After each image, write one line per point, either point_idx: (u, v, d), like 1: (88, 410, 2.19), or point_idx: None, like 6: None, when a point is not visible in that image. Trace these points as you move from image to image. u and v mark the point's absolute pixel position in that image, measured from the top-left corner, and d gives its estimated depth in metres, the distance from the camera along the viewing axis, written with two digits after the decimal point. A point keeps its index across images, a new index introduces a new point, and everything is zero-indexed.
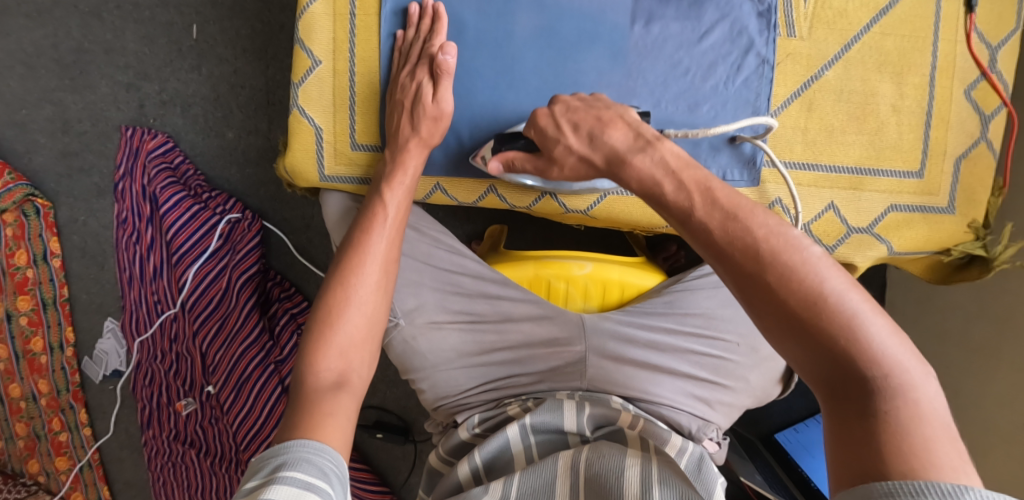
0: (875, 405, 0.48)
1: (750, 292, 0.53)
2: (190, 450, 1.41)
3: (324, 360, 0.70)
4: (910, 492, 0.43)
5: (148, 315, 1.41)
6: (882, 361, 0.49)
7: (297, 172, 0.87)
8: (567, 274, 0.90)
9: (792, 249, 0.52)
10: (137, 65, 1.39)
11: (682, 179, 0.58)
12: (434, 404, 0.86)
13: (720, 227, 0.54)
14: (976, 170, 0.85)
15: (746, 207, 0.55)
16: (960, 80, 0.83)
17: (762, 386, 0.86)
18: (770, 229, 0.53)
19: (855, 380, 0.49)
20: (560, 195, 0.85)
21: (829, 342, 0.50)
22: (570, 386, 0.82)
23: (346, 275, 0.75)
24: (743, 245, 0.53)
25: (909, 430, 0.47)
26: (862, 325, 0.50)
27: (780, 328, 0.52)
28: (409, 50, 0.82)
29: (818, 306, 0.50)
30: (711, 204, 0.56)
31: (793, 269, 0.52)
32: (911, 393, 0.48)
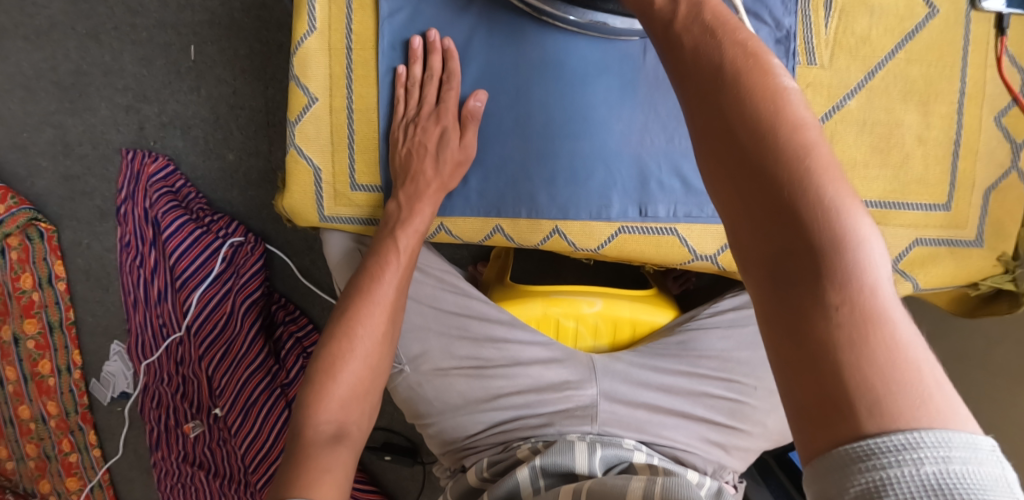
0: (825, 291, 0.38)
1: (696, 121, 0.43)
2: (199, 472, 1.40)
3: (324, 411, 0.67)
4: (859, 452, 0.34)
5: (153, 339, 1.40)
6: (842, 230, 0.38)
7: (296, 212, 0.83)
8: (577, 313, 0.86)
9: (757, 72, 0.42)
10: (136, 87, 1.37)
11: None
12: (442, 448, 0.85)
13: (690, 43, 0.45)
14: (1005, 202, 0.81)
15: (731, 25, 0.45)
16: (989, 108, 0.79)
17: (780, 429, 0.82)
18: (743, 48, 0.43)
19: (803, 253, 0.39)
20: (570, 233, 0.80)
21: (779, 194, 0.40)
22: (580, 429, 0.77)
23: (351, 321, 0.72)
24: (706, 63, 0.43)
25: (863, 327, 0.36)
26: (821, 178, 0.39)
27: (723, 172, 0.42)
28: (416, 87, 0.79)
29: (770, 146, 0.40)
30: (694, 17, 0.46)
31: (751, 91, 0.42)
32: (874, 280, 0.38)
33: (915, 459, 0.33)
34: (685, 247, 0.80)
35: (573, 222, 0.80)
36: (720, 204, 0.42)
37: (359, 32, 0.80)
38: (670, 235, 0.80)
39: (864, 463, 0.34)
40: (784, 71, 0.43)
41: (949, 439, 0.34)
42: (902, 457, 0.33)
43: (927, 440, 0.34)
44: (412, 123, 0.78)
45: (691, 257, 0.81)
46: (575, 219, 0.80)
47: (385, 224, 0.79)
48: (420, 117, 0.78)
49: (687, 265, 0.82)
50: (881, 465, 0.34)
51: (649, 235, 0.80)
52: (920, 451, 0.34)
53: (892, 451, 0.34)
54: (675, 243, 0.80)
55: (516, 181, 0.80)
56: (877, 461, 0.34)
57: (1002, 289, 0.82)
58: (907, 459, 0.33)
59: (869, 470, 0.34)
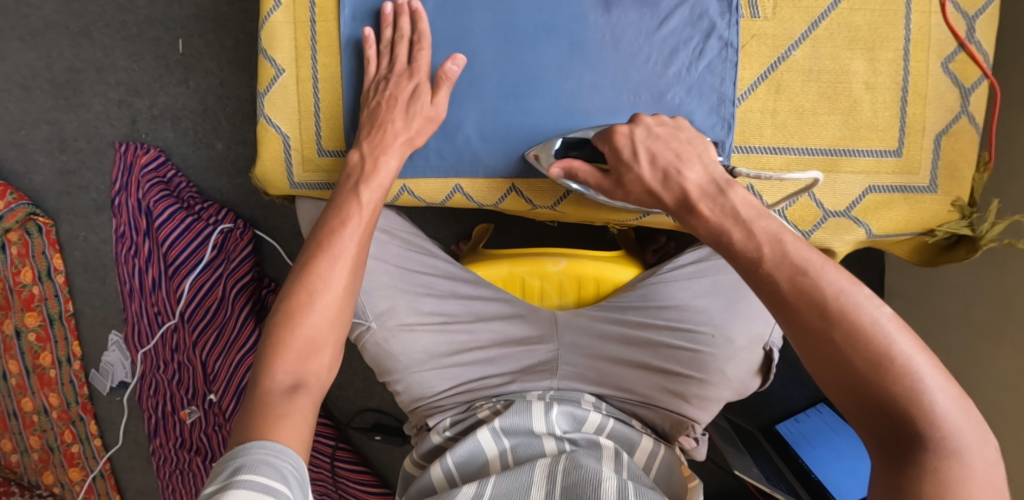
0: (926, 460, 0.49)
1: (811, 345, 0.54)
2: (196, 457, 1.43)
3: (282, 362, 0.68)
4: None
5: (149, 327, 1.44)
6: (945, 424, 0.50)
7: (268, 180, 0.88)
8: (541, 272, 0.89)
9: (860, 307, 0.53)
10: (128, 81, 1.42)
11: (752, 232, 0.59)
12: (410, 406, 0.87)
13: (787, 280, 0.55)
14: (957, 146, 0.82)
15: (819, 264, 0.55)
16: (936, 53, 0.80)
17: (740, 379, 0.82)
18: (839, 287, 0.54)
19: (912, 439, 0.50)
20: (524, 191, 0.84)
21: (890, 400, 0.51)
22: (541, 385, 0.84)
23: (313, 275, 0.72)
24: (810, 300, 0.54)
25: (959, 493, 0.48)
26: (925, 387, 0.50)
27: (837, 380, 0.53)
28: (387, 49, 0.81)
29: (884, 370, 0.51)
30: (780, 259, 0.56)
31: (861, 324, 0.52)
32: (970, 460, 0.49)
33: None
34: (636, 201, 0.83)
35: (528, 181, 0.84)
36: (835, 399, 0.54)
37: (322, 4, 0.83)
38: None
39: None
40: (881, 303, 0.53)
41: None
42: None
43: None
44: (384, 85, 0.80)
45: (644, 213, 0.84)
46: (529, 177, 0.84)
47: (348, 178, 0.80)
48: (394, 78, 0.80)
49: (643, 220, 0.85)
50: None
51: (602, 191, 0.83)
52: None
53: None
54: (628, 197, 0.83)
55: (472, 147, 0.83)
56: None
57: (960, 234, 0.83)
58: None
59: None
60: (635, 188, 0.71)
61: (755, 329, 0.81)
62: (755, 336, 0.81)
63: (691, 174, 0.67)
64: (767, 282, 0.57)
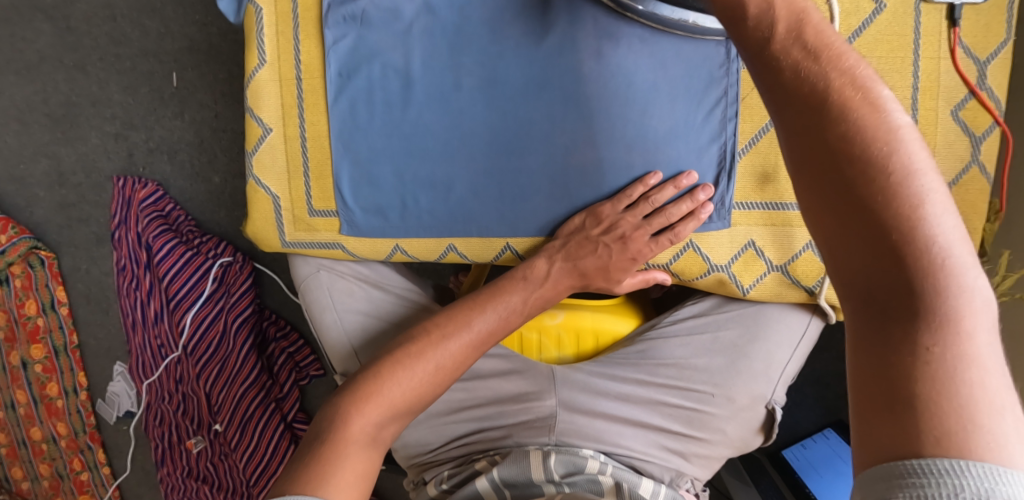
0: (918, 332, 0.42)
1: (799, 148, 0.48)
2: (204, 486, 1.43)
3: (367, 415, 0.67)
4: (907, 471, 0.38)
5: (153, 359, 1.43)
6: (944, 275, 0.42)
7: (260, 239, 0.87)
8: (540, 325, 0.88)
9: (868, 104, 0.47)
10: (123, 115, 1.41)
11: (773, 4, 0.51)
12: (407, 461, 0.86)
13: (792, 66, 0.49)
14: (967, 196, 0.78)
15: (835, 50, 0.49)
16: (944, 100, 0.77)
17: (740, 437, 0.81)
18: (852, 79, 0.47)
19: (901, 291, 0.43)
20: (518, 248, 0.82)
21: (883, 231, 0.44)
22: (539, 441, 0.78)
23: (443, 341, 0.74)
24: (810, 89, 0.48)
25: (950, 371, 0.40)
26: (927, 219, 0.43)
27: (826, 204, 0.46)
28: (647, 201, 0.77)
29: (876, 182, 0.45)
30: (795, 37, 0.49)
31: (862, 127, 0.46)
32: (970, 325, 0.42)
33: (955, 485, 0.37)
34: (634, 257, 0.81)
35: (523, 238, 0.82)
36: (817, 222, 0.47)
37: (307, 61, 0.81)
38: None
39: (907, 480, 0.38)
40: (895, 107, 0.47)
41: (1000, 472, 0.37)
42: (944, 480, 0.37)
43: (972, 470, 0.37)
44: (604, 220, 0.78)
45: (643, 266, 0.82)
46: (522, 235, 0.82)
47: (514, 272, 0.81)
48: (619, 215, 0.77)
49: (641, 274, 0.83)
50: (920, 485, 0.37)
51: None
52: (964, 476, 0.37)
53: (936, 474, 0.37)
54: None
55: (465, 205, 0.81)
56: (917, 480, 0.37)
57: None
58: (948, 482, 0.37)
59: (909, 486, 0.37)
60: None
61: (755, 388, 0.80)
62: (756, 395, 0.80)
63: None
64: (773, 65, 0.50)
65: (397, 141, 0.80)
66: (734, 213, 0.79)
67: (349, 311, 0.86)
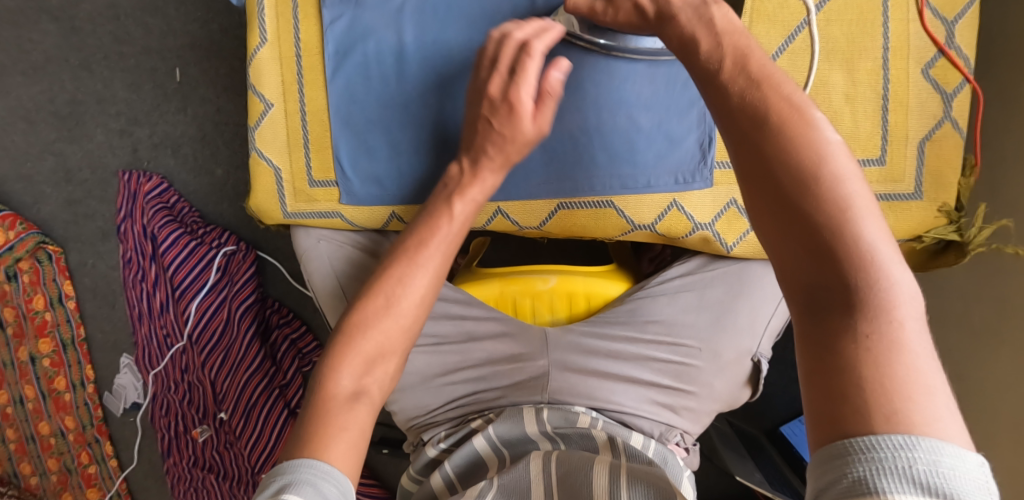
0: (856, 322, 0.44)
1: (741, 162, 0.51)
2: (210, 475, 1.45)
3: (347, 369, 0.68)
4: (860, 447, 0.40)
5: (159, 349, 1.46)
6: (875, 270, 0.45)
7: (262, 211, 0.90)
8: (532, 290, 0.90)
9: (802, 122, 0.50)
10: (128, 111, 1.45)
11: (721, 43, 0.56)
12: (406, 424, 0.87)
13: (738, 94, 0.52)
14: (941, 152, 0.82)
15: (775, 79, 0.52)
16: (915, 60, 0.80)
17: (727, 390, 0.84)
18: (787, 100, 0.51)
19: (837, 286, 0.45)
20: (511, 213, 0.85)
21: (816, 233, 0.46)
22: (532, 399, 0.81)
23: (397, 280, 0.73)
24: (751, 109, 0.51)
25: (888, 356, 0.42)
26: (857, 221, 0.46)
27: (768, 210, 0.49)
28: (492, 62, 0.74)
29: (811, 189, 0.47)
30: (739, 70, 0.53)
31: (797, 141, 0.49)
32: (903, 317, 0.44)
33: (908, 457, 0.39)
34: (622, 218, 0.83)
35: (513, 203, 0.85)
36: (760, 228, 0.50)
37: (306, 40, 0.84)
38: (607, 207, 0.83)
39: (863, 455, 0.39)
40: (825, 122, 0.50)
41: (942, 446, 0.39)
42: (898, 453, 0.39)
43: (921, 444, 0.39)
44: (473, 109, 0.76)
45: (630, 228, 0.84)
46: (515, 200, 0.84)
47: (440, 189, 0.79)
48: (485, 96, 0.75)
49: (627, 235, 0.86)
50: (877, 458, 0.39)
51: (588, 209, 0.83)
52: (915, 451, 0.39)
53: (889, 448, 0.39)
54: (613, 215, 0.83)
55: None
56: (874, 454, 0.39)
57: (948, 239, 0.84)
58: (902, 454, 0.39)
59: (867, 460, 0.39)
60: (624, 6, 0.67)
61: (741, 343, 0.83)
62: (741, 350, 0.83)
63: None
64: (720, 92, 0.54)
65: (393, 112, 0.83)
66: (716, 173, 0.82)
67: (348, 279, 0.88)
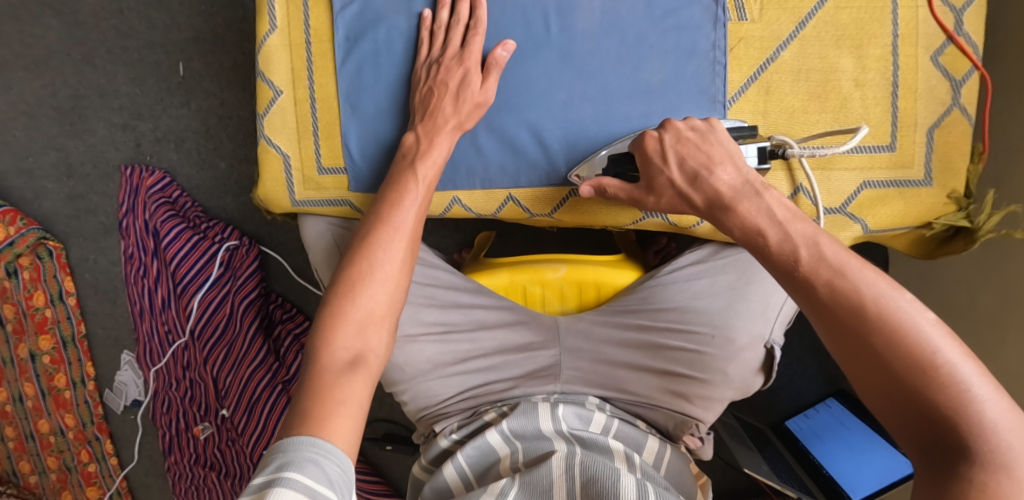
0: (981, 481, 0.47)
1: (847, 350, 0.55)
2: (211, 473, 1.44)
3: (340, 337, 0.67)
4: None
5: (160, 346, 1.45)
6: (996, 439, 0.48)
7: (270, 200, 0.90)
8: (542, 279, 0.89)
9: (900, 311, 0.53)
10: (131, 106, 1.44)
11: (790, 234, 0.61)
12: (416, 414, 0.86)
13: (825, 285, 0.56)
14: (950, 138, 0.82)
15: (855, 261, 0.57)
16: (924, 47, 0.80)
17: (741, 377, 0.81)
18: (877, 290, 0.54)
19: (959, 451, 0.49)
20: (522, 199, 0.85)
21: (935, 409, 0.50)
22: (545, 389, 0.82)
23: (374, 245, 0.73)
24: (846, 301, 0.55)
25: None
26: (964, 388, 0.49)
27: (883, 390, 0.52)
28: (441, 30, 0.80)
29: (926, 375, 0.50)
30: (818, 260, 0.58)
31: (902, 331, 0.52)
32: (1021, 472, 0.47)
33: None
34: (634, 206, 0.83)
35: (525, 189, 0.85)
36: (876, 401, 0.53)
37: (316, 26, 0.84)
38: None
39: None
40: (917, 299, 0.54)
41: None
42: None
43: None
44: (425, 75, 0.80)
45: (641, 216, 0.84)
46: (526, 187, 0.84)
47: (403, 158, 0.80)
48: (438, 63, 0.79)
49: (639, 223, 0.86)
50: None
51: (599, 197, 0.83)
52: None
53: None
54: (625, 203, 0.83)
55: (468, 160, 0.84)
56: None
57: (958, 226, 0.84)
58: None
59: None
60: (667, 191, 0.72)
61: (754, 328, 0.81)
62: (755, 335, 0.81)
63: (725, 176, 0.68)
64: (806, 284, 0.58)
65: (398, 95, 0.83)
66: None
67: None
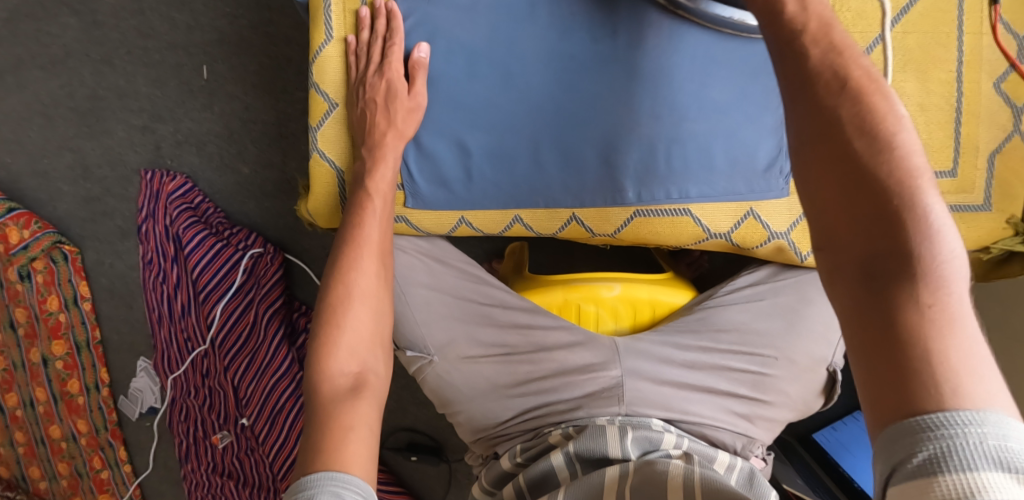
0: (917, 290, 0.45)
1: (815, 131, 0.52)
2: (229, 482, 1.40)
3: (335, 362, 0.71)
4: (931, 423, 0.40)
5: (179, 353, 1.42)
6: (933, 242, 0.46)
7: (320, 213, 0.88)
8: (597, 297, 0.89)
9: (878, 98, 0.52)
10: (151, 108, 1.40)
11: (807, 9, 0.57)
12: (474, 437, 0.86)
13: (818, 55, 0.54)
14: (1010, 164, 0.82)
15: (855, 52, 0.55)
16: (988, 73, 0.80)
17: (802, 399, 0.85)
18: (867, 73, 0.53)
19: (896, 255, 0.46)
20: (587, 219, 0.84)
21: (884, 201, 0.48)
22: (609, 410, 0.79)
23: (347, 268, 0.76)
24: (831, 76, 0.53)
25: (947, 324, 0.43)
26: (919, 193, 0.47)
27: (835, 179, 0.50)
28: (364, 52, 0.81)
29: (882, 160, 0.49)
30: (823, 34, 0.56)
31: (874, 116, 0.51)
32: (959, 290, 0.45)
33: (978, 433, 0.39)
34: (699, 226, 0.83)
35: (589, 209, 0.83)
36: (821, 195, 0.51)
37: None
38: (684, 216, 0.83)
39: (933, 432, 0.40)
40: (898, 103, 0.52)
41: (1006, 420, 0.40)
42: (967, 428, 0.39)
43: (988, 419, 0.40)
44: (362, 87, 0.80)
45: (705, 235, 0.84)
46: (591, 207, 0.83)
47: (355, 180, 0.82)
48: (373, 74, 0.80)
49: (701, 242, 0.86)
50: (947, 436, 0.39)
51: (665, 217, 0.83)
52: (982, 425, 0.39)
53: (960, 424, 0.40)
54: (690, 223, 0.83)
55: (532, 176, 0.81)
56: (944, 430, 0.40)
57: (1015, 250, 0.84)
58: (970, 429, 0.39)
59: (937, 437, 0.40)
60: None
61: (816, 351, 0.83)
62: (816, 357, 0.83)
63: None
64: (797, 61, 0.55)
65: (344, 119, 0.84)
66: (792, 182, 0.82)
67: (413, 285, 0.85)
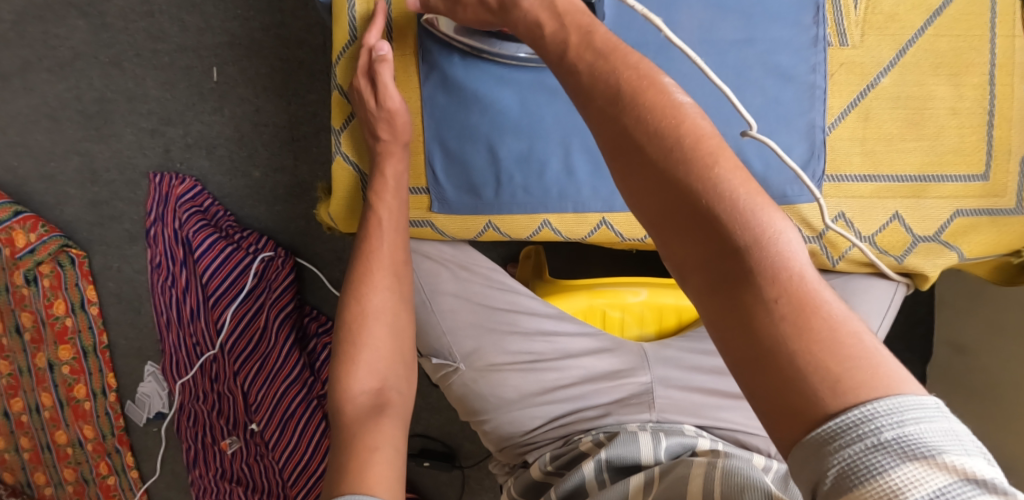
0: (761, 289, 0.41)
1: (612, 151, 0.48)
2: (237, 488, 1.37)
3: (356, 382, 0.70)
4: (832, 431, 0.37)
5: (188, 358, 1.39)
6: (756, 224, 0.42)
7: (342, 218, 0.87)
8: (622, 303, 0.88)
9: (655, 93, 0.47)
10: (160, 111, 1.38)
11: (564, 24, 0.54)
12: (501, 447, 0.84)
13: (587, 71, 0.50)
14: None
15: (623, 53, 0.50)
16: (1020, 76, 0.79)
17: None
18: (639, 72, 0.48)
19: (730, 256, 0.42)
20: (616, 224, 0.81)
21: (696, 205, 0.44)
22: (639, 418, 0.78)
23: (361, 283, 0.75)
24: (607, 89, 0.48)
25: (804, 312, 0.39)
26: (722, 179, 0.44)
27: (649, 195, 0.46)
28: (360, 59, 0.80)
29: (680, 160, 0.45)
30: (585, 47, 0.51)
31: (655, 117, 0.46)
32: (795, 267, 0.41)
33: (873, 430, 0.36)
34: None
35: (619, 213, 0.81)
36: (643, 215, 0.47)
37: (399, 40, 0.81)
38: None
39: (835, 442, 0.36)
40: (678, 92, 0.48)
41: (900, 399, 0.37)
42: (862, 428, 0.36)
43: (880, 409, 0.36)
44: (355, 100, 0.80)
45: None
46: (620, 211, 0.81)
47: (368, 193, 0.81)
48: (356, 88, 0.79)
49: None
50: (845, 446, 0.36)
51: None
52: (878, 416, 0.36)
53: (854, 427, 0.36)
54: None
55: (561, 182, 0.80)
56: (842, 438, 0.36)
57: None
58: (867, 427, 0.36)
59: (837, 450, 0.36)
60: None
61: None
62: None
63: None
64: (573, 81, 0.51)
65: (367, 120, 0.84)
66: (825, 187, 0.81)
67: (439, 292, 0.85)
